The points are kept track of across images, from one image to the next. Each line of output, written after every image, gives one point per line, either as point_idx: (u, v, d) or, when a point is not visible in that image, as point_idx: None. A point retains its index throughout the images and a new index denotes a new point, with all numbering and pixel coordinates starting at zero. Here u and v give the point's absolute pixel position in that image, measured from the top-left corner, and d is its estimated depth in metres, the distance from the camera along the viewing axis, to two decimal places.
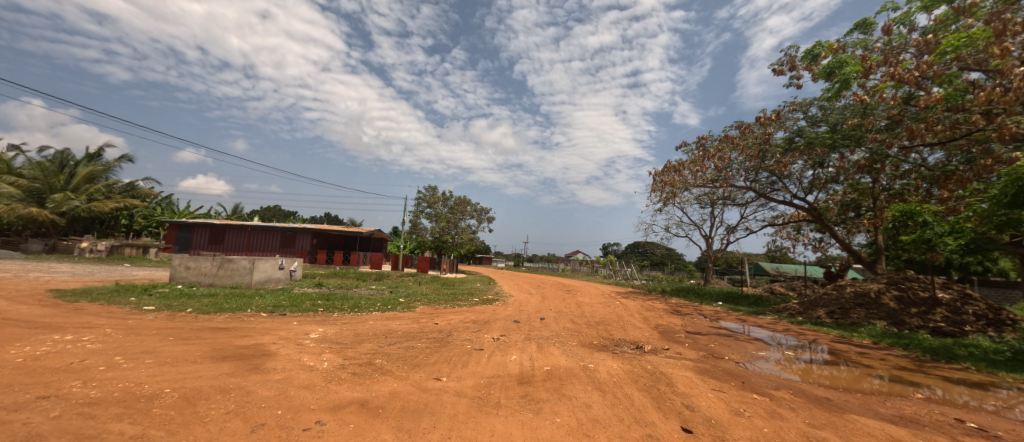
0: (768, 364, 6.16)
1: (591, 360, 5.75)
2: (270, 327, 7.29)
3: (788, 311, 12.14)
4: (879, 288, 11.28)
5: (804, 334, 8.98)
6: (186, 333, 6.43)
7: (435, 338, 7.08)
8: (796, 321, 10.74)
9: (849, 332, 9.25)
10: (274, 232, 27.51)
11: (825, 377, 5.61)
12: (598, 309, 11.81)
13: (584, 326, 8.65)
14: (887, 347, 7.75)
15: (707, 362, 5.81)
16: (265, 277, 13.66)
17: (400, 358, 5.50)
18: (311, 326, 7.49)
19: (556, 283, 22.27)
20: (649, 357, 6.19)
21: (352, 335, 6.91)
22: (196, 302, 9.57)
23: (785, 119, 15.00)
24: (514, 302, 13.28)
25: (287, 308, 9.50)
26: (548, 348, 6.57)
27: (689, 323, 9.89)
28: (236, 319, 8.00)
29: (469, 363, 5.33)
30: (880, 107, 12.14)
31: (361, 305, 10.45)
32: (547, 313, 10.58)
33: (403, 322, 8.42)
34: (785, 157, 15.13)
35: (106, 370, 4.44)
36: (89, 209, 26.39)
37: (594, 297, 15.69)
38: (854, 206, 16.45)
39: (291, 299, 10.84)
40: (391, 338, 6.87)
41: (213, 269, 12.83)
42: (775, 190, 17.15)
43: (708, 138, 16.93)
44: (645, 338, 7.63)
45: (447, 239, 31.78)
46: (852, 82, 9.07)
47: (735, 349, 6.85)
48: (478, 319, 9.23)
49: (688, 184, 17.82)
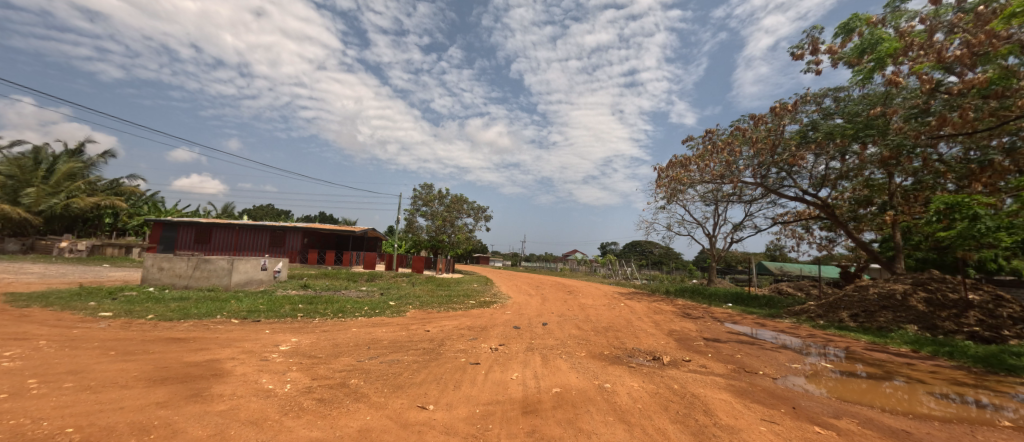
0: (807, 378, 5.35)
1: (606, 377, 4.85)
2: (236, 337, 6.37)
3: (807, 314, 11.31)
4: (905, 289, 10.48)
5: (833, 341, 8.15)
6: (133, 345, 5.49)
7: (424, 350, 6.20)
8: (817, 325, 9.92)
9: (881, 338, 8.43)
10: (263, 230, 26.55)
11: (880, 396, 4.81)
12: (604, 313, 10.94)
13: (592, 333, 7.79)
14: (931, 357, 6.94)
15: (741, 379, 4.98)
16: (245, 279, 12.73)
17: (380, 377, 4.61)
18: (284, 336, 6.59)
19: (556, 284, 21.40)
20: (670, 371, 5.37)
21: (329, 347, 6.01)
22: (161, 308, 8.61)
23: (798, 111, 14.28)
24: (514, 304, 12.44)
25: (262, 314, 8.56)
26: (554, 361, 5.69)
27: (705, 328, 9.03)
28: (199, 327, 7.08)
29: (462, 384, 4.44)
30: (904, 96, 11.63)
31: (346, 310, 9.52)
32: (549, 317, 9.68)
33: (390, 330, 7.51)
34: (799, 151, 14.33)
35: (5, 399, 3.53)
36: (67, 206, 25.35)
37: (597, 299, 14.84)
38: (866, 201, 15.83)
39: (269, 303, 9.90)
40: (374, 351, 5.97)
41: (188, 270, 11.93)
42: (785, 186, 16.36)
43: (717, 132, 15.96)
44: (661, 348, 6.75)
45: (443, 238, 30.77)
46: (886, 62, 8.39)
47: (766, 360, 6.04)
48: (474, 326, 8.34)
49: (694, 181, 16.87)
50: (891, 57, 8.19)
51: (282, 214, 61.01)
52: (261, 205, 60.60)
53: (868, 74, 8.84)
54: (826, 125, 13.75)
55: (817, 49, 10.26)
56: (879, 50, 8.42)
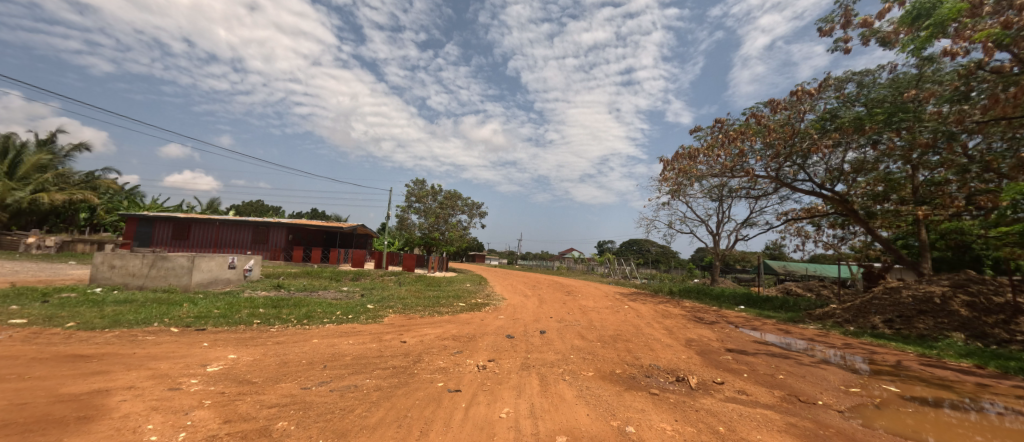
0: (876, 408, 4.20)
1: (626, 415, 3.64)
2: (163, 352, 5.13)
3: (834, 319, 10.20)
4: (944, 292, 9.36)
5: (878, 353, 6.97)
6: (9, 368, 4.22)
7: (394, 370, 4.98)
8: (849, 332, 8.81)
9: (931, 349, 7.30)
10: (245, 226, 25.20)
11: (990, 436, 3.64)
12: (608, 318, 9.79)
13: (599, 345, 6.62)
14: (1005, 376, 5.79)
15: (800, 415, 3.83)
16: (209, 279, 11.47)
17: (322, 418, 3.38)
18: (220, 351, 5.31)
19: (554, 283, 20.30)
20: (704, 401, 4.21)
21: (272, 367, 4.77)
22: (90, 313, 7.28)
23: (818, 98, 13.22)
24: (508, 307, 11.29)
25: (211, 321, 7.23)
26: (555, 386, 4.50)
27: (725, 336, 7.87)
28: (122, 339, 5.77)
29: (433, 429, 3.23)
30: (940, 79, 10.69)
31: (313, 315, 8.21)
32: (548, 324, 8.49)
33: (359, 342, 6.26)
34: (820, 140, 13.25)
35: None
36: (34, 201, 23.64)
37: (598, 300, 13.68)
38: (881, 197, 14.90)
39: (227, 306, 8.58)
40: (330, 372, 4.75)
41: (143, 268, 10.63)
42: (799, 180, 15.31)
43: (728, 121, 14.76)
44: (683, 366, 5.55)
45: (436, 235, 29.43)
46: (947, 27, 7.32)
47: (815, 382, 4.88)
48: (460, 335, 7.12)
49: (702, 174, 15.73)
50: (952, 22, 7.19)
51: (272, 210, 59.55)
52: (252, 200, 58.87)
53: (921, 43, 7.76)
54: (845, 114, 12.76)
55: (851, 22, 9.29)
56: (939, 13, 7.36)
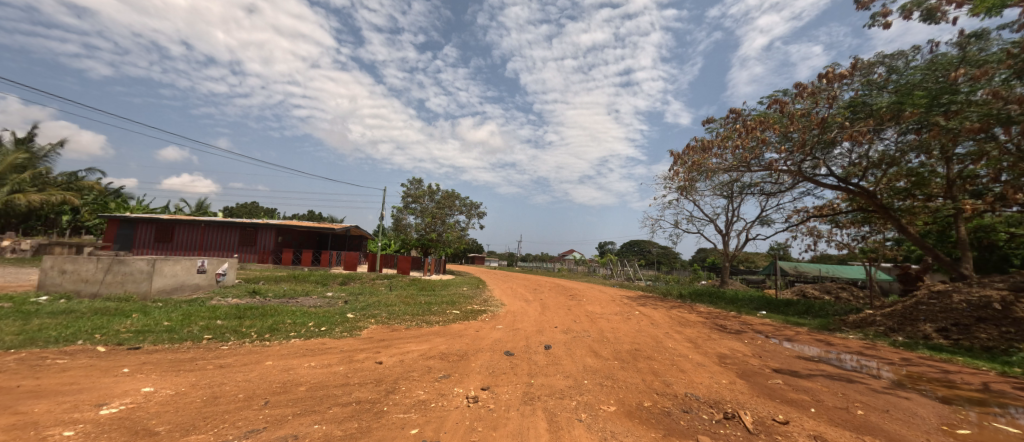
0: None
1: None
2: (59, 385, 3.95)
3: (878, 328, 9.01)
4: (1004, 295, 8.16)
5: (954, 372, 5.77)
6: None
7: (357, 408, 3.78)
8: (901, 343, 7.68)
9: (1012, 367, 6.12)
10: (232, 227, 24.03)
11: None
12: (621, 327, 8.63)
13: (618, 365, 5.46)
14: None
15: None
16: (173, 285, 10.31)
17: None
18: (137, 382, 4.11)
19: (556, 286, 19.24)
20: None
21: (194, 406, 3.60)
22: (9, 328, 6.10)
23: (844, 83, 12.09)
24: (508, 314, 10.16)
25: (152, 336, 6.04)
26: (571, 434, 3.30)
27: (763, 351, 6.70)
28: (22, 365, 4.58)
29: None
30: (987, 57, 9.61)
31: (279, 328, 7.01)
32: (554, 337, 7.30)
33: (322, 364, 5.08)
34: (848, 128, 12.10)
35: None
36: (7, 202, 22.27)
37: (606, 306, 12.56)
38: (905, 193, 13.79)
39: (181, 318, 7.34)
40: (270, 413, 3.56)
41: (98, 274, 9.46)
42: (818, 174, 14.16)
43: (744, 110, 13.68)
44: (728, 395, 4.38)
45: (433, 236, 28.22)
46: None
47: (908, 421, 3.73)
48: (450, 353, 5.94)
49: (715, 168, 14.60)
50: None
51: (266, 212, 58.24)
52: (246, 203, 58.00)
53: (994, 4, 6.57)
54: (875, 101, 11.67)
55: None
56: None
